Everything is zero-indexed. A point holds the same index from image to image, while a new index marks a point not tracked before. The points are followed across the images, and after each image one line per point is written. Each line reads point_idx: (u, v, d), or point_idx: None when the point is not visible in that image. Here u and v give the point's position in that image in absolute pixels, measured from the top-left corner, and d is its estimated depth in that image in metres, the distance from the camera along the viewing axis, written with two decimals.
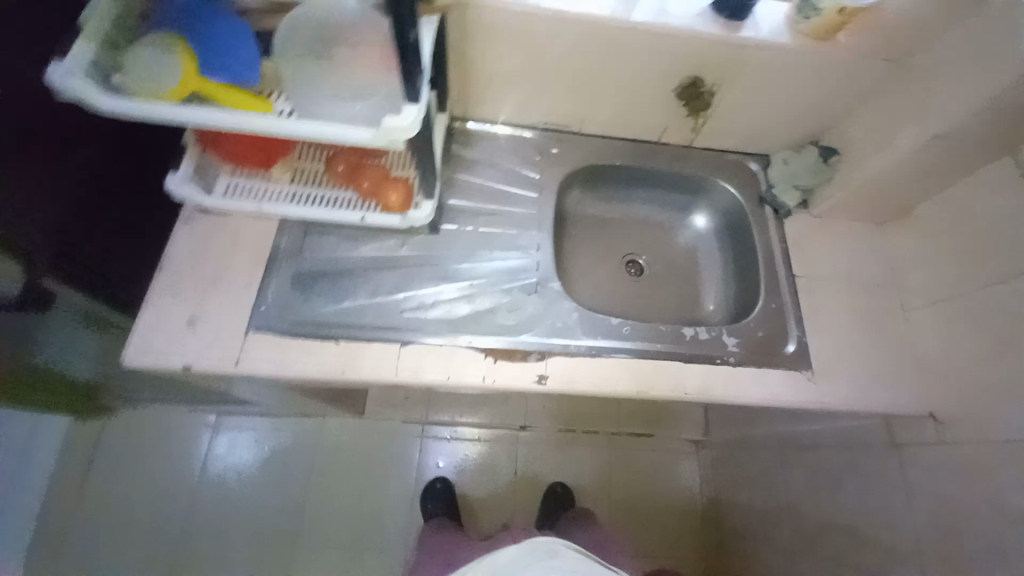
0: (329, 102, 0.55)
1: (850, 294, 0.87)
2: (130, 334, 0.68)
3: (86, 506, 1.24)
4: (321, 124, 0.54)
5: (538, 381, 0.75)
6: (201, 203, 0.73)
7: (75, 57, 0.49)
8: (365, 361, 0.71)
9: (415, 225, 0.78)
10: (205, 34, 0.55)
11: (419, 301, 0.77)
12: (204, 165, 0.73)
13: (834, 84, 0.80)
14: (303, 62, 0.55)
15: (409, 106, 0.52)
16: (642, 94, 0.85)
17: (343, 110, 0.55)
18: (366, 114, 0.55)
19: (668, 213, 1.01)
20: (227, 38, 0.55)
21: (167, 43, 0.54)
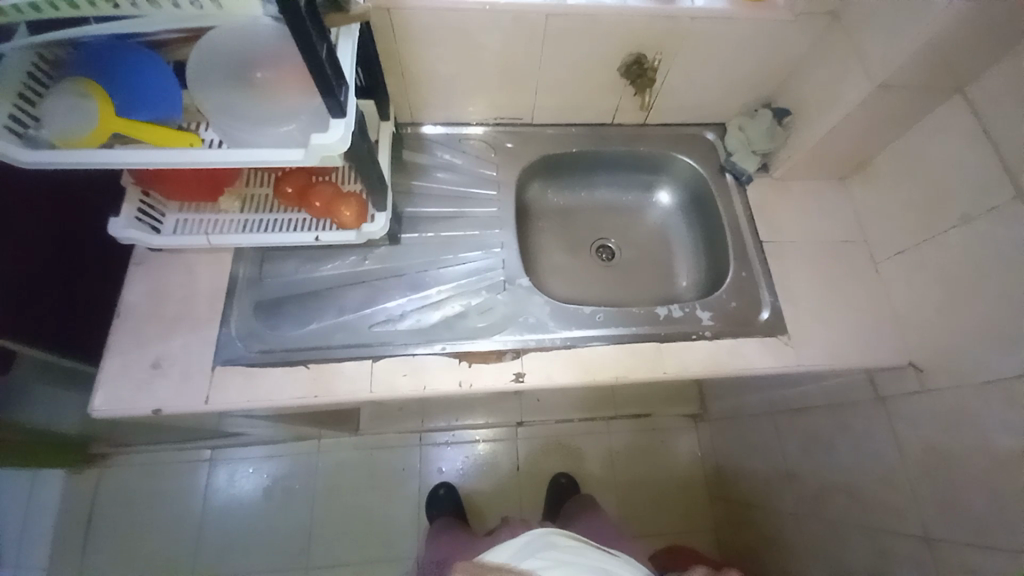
0: (258, 128, 0.54)
1: (819, 253, 0.86)
2: (95, 385, 0.67)
3: (92, 556, 1.24)
4: (251, 151, 0.52)
5: (516, 381, 0.73)
6: (151, 244, 0.72)
7: None
8: (337, 382, 0.70)
9: (374, 238, 0.77)
10: (121, 76, 0.54)
11: (386, 314, 0.76)
12: (150, 205, 0.72)
13: (776, 43, 0.79)
14: (225, 92, 0.54)
15: (336, 122, 0.51)
16: (586, 77, 0.83)
17: (272, 134, 0.54)
18: (295, 135, 0.54)
19: (632, 193, 1.00)
20: (144, 75, 0.54)
21: (82, 89, 0.52)
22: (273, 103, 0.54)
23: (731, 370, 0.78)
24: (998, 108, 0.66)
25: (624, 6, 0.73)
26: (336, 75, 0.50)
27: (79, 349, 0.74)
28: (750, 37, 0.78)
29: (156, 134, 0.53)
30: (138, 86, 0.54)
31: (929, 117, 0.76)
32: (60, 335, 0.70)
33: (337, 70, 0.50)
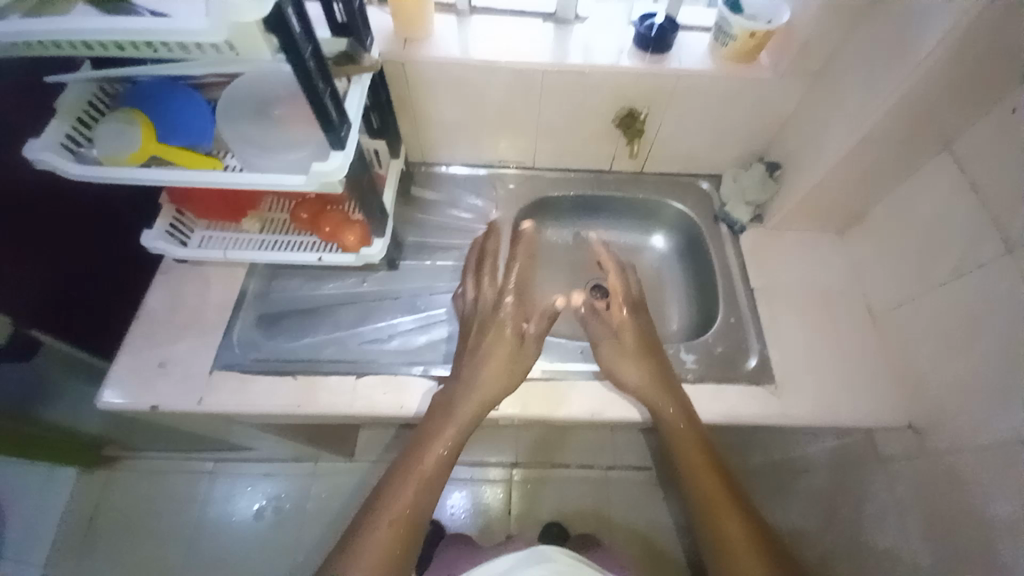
0: (270, 157, 0.62)
1: (811, 304, 0.86)
2: (106, 378, 0.73)
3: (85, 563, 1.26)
4: (261, 175, 0.60)
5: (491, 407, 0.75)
6: (176, 255, 0.80)
7: (51, 138, 0.57)
8: (320, 394, 0.74)
9: (372, 261, 0.83)
10: (162, 108, 0.63)
11: (377, 334, 0.81)
12: (180, 221, 0.81)
13: (761, 100, 0.84)
14: (247, 127, 0.63)
15: (336, 154, 0.58)
16: (582, 126, 0.90)
17: (282, 163, 0.62)
18: (301, 163, 0.61)
19: (629, 236, 1.03)
20: (183, 109, 0.64)
21: (129, 117, 0.62)
22: (287, 136, 0.62)
23: (712, 413, 0.77)
24: (977, 163, 0.67)
25: (615, 64, 0.80)
26: (338, 113, 0.57)
27: (96, 341, 0.82)
28: (737, 94, 0.83)
29: (182, 157, 0.62)
30: (176, 118, 0.64)
31: (917, 173, 0.77)
32: (75, 329, 0.78)
33: (340, 109, 0.58)
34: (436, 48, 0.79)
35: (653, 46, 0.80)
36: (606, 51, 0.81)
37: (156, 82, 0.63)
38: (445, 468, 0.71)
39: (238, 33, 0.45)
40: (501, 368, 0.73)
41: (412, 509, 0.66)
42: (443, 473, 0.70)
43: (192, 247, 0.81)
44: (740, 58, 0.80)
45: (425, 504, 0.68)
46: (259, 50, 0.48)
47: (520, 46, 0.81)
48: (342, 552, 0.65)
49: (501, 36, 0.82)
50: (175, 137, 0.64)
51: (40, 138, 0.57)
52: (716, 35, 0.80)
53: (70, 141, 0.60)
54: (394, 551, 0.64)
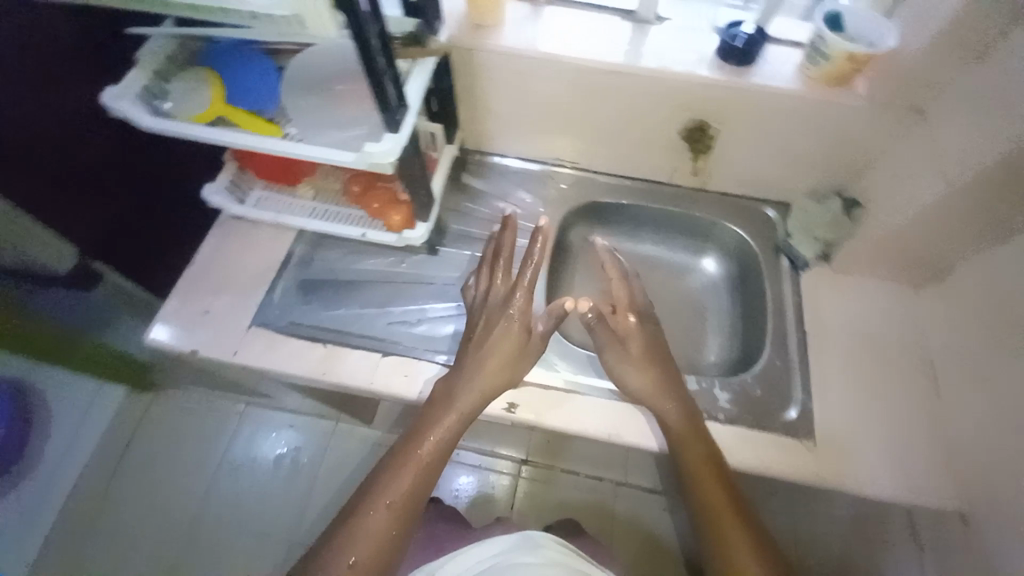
0: (326, 131, 0.62)
1: (869, 361, 0.78)
2: (155, 317, 0.78)
3: (124, 473, 1.38)
4: (314, 148, 0.60)
5: (506, 410, 0.74)
6: (233, 211, 0.83)
7: (129, 88, 0.60)
8: (343, 367, 0.75)
9: (412, 244, 0.84)
10: (233, 71, 0.65)
11: (407, 318, 0.81)
12: (240, 180, 0.84)
13: (849, 129, 0.77)
14: (310, 99, 0.64)
15: (389, 136, 0.58)
16: (647, 133, 0.85)
17: (336, 138, 0.62)
18: (354, 141, 0.61)
19: (678, 257, 0.98)
20: (252, 74, 0.65)
21: (202, 77, 0.64)
22: (346, 112, 0.62)
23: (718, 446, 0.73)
24: None
25: (690, 73, 0.75)
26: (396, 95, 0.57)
27: (144, 275, 0.88)
28: (822, 119, 0.76)
29: (245, 122, 0.63)
30: (244, 82, 0.65)
31: None
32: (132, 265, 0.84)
33: (401, 94, 0.57)
34: (505, 34, 0.77)
35: (736, 57, 0.75)
36: (684, 57, 0.76)
37: (232, 47, 0.65)
38: (443, 454, 0.70)
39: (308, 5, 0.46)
40: (499, 363, 0.71)
41: (409, 489, 0.66)
42: (443, 457, 0.70)
43: (245, 205, 0.83)
44: (831, 80, 0.73)
45: (422, 485, 0.67)
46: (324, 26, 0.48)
47: (592, 42, 0.78)
48: (340, 524, 0.66)
49: (575, 29, 0.79)
50: (242, 100, 0.65)
51: (121, 87, 0.60)
52: (809, 52, 0.73)
53: (143, 91, 0.62)
54: (390, 528, 0.64)
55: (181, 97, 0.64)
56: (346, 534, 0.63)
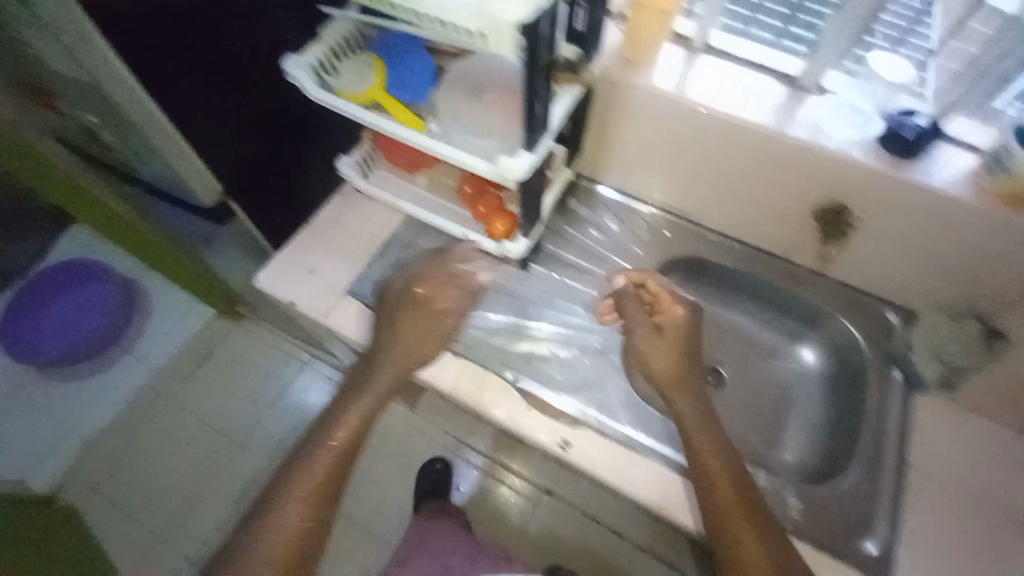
0: (465, 137, 0.65)
1: (975, 517, 0.68)
2: (268, 263, 0.85)
3: (192, 385, 1.51)
4: (451, 149, 0.63)
5: (560, 446, 0.71)
6: (356, 184, 0.89)
7: (307, 58, 0.66)
8: (412, 357, 0.77)
9: (508, 255, 0.84)
10: (396, 62, 0.69)
11: (483, 326, 0.82)
12: (370, 158, 0.89)
13: (1018, 254, 0.67)
14: (459, 104, 0.66)
15: (526, 154, 0.59)
16: (777, 203, 0.80)
17: (472, 145, 0.64)
18: (491, 152, 0.62)
19: (773, 338, 0.91)
20: (412, 69, 0.69)
21: (369, 61, 0.69)
22: (489, 124, 0.64)
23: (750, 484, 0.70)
24: None
25: (845, 155, 0.69)
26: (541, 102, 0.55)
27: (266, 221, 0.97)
28: (987, 236, 0.68)
29: (396, 112, 0.67)
30: (403, 75, 0.69)
31: None
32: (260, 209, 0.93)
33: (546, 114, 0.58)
34: (656, 76, 0.76)
35: (901, 147, 0.68)
36: (841, 136, 0.71)
37: (402, 40, 0.69)
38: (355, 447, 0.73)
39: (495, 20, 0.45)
40: (416, 344, 0.75)
41: (319, 482, 0.69)
42: (356, 449, 0.73)
43: (367, 180, 0.89)
44: (1012, 197, 0.65)
45: (330, 489, 0.71)
46: (502, 45, 0.47)
47: (744, 100, 0.74)
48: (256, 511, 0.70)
49: (728, 83, 0.76)
50: (399, 91, 0.69)
51: (300, 55, 0.66)
52: (992, 160, 0.65)
53: (318, 65, 0.68)
54: (301, 530, 0.68)
55: (348, 77, 0.69)
56: (254, 540, 0.67)
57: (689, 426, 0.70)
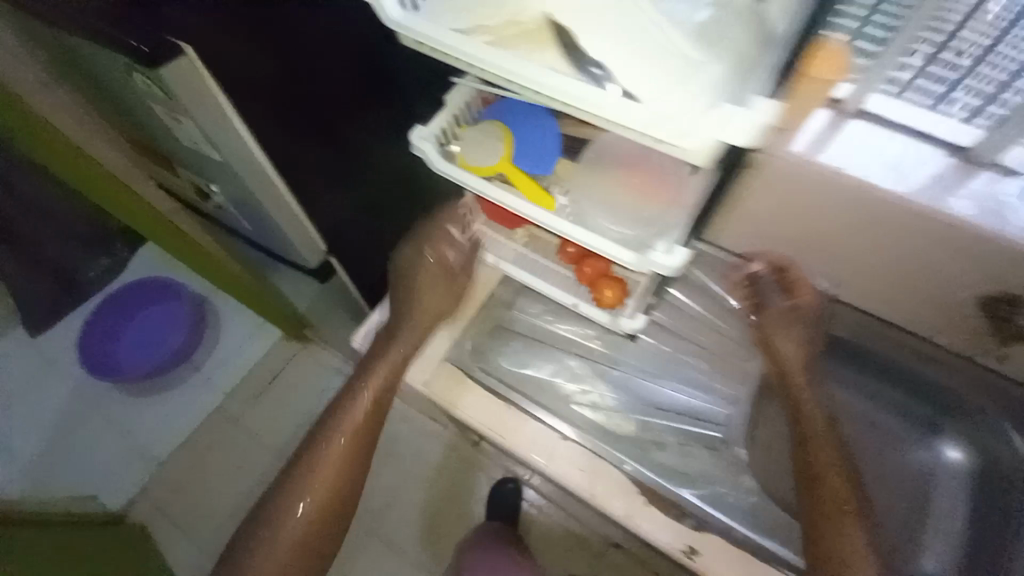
0: (602, 221, 0.60)
1: None
2: (365, 322, 0.83)
3: (255, 408, 1.50)
4: (588, 235, 0.57)
5: (684, 555, 0.65)
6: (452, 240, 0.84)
7: (433, 130, 0.63)
8: (524, 441, 0.72)
9: (618, 325, 0.76)
10: (522, 132, 0.64)
11: (592, 408, 0.76)
12: (466, 209, 0.82)
13: None
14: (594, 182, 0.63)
15: (680, 250, 0.53)
16: (936, 287, 0.70)
17: (610, 231, 0.59)
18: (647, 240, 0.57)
19: (903, 429, 0.84)
20: (539, 138, 0.64)
21: (494, 129, 0.64)
22: (636, 213, 0.60)
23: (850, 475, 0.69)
24: None
25: None
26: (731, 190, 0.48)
27: None
28: None
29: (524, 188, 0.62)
30: (529, 144, 0.64)
31: None
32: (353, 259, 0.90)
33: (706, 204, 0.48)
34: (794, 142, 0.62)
35: None
36: None
37: (529, 107, 0.65)
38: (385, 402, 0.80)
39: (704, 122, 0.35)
40: (438, 305, 0.79)
41: (352, 432, 0.78)
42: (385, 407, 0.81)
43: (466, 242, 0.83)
44: None
45: (377, 419, 0.79)
46: (697, 152, 0.37)
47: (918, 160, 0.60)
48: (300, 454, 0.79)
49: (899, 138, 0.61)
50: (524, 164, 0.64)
51: (426, 127, 0.62)
52: None
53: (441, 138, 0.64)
54: (342, 467, 0.77)
55: (471, 148, 0.64)
56: (303, 474, 0.77)
57: (812, 436, 0.68)
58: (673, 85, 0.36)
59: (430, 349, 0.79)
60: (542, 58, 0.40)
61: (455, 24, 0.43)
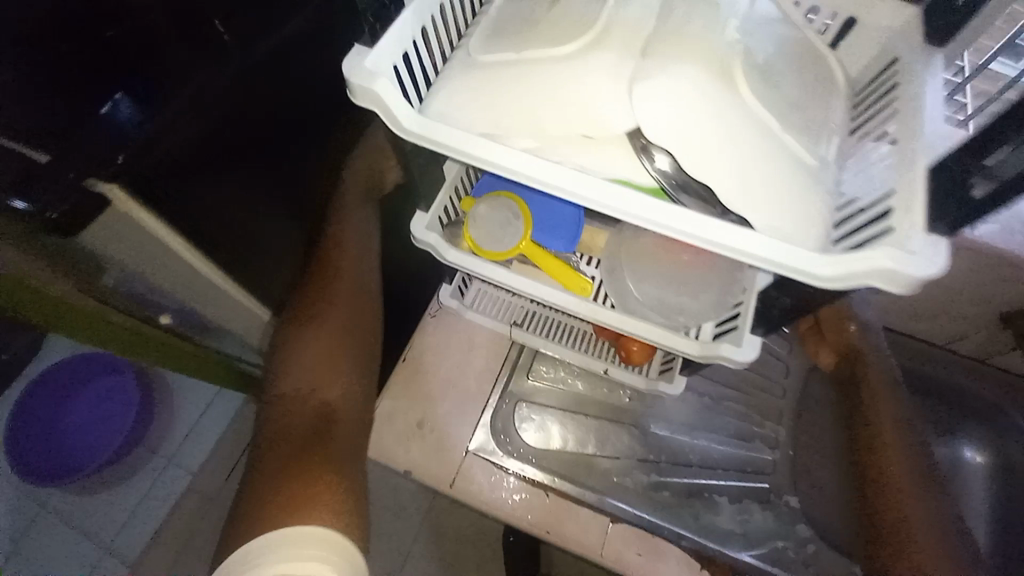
0: (645, 307, 0.55)
1: None
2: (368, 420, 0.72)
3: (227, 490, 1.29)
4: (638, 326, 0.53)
5: None
6: (454, 310, 0.74)
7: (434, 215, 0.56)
8: (570, 529, 0.67)
9: (654, 383, 0.71)
10: (539, 208, 0.57)
11: (629, 476, 0.70)
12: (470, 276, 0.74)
13: None
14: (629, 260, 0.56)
15: (750, 349, 0.50)
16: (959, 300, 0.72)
17: (655, 317, 0.55)
18: (680, 318, 0.54)
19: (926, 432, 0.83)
20: (557, 214, 0.56)
21: (506, 205, 0.55)
22: (687, 294, 0.54)
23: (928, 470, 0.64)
24: None
25: None
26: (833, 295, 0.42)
27: None
28: None
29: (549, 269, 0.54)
30: (548, 221, 0.56)
31: None
32: None
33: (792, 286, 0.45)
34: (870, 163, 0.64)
35: None
36: None
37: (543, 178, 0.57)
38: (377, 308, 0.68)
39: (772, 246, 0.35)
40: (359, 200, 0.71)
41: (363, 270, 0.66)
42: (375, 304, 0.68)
43: (471, 311, 0.73)
44: None
45: (356, 285, 0.67)
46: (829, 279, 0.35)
47: None
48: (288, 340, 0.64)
49: None
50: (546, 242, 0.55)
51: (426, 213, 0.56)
52: None
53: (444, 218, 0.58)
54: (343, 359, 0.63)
55: (482, 230, 0.55)
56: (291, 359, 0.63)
57: (883, 448, 0.65)
58: (752, 208, 0.38)
59: (450, 441, 0.71)
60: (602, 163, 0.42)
61: (479, 127, 0.43)
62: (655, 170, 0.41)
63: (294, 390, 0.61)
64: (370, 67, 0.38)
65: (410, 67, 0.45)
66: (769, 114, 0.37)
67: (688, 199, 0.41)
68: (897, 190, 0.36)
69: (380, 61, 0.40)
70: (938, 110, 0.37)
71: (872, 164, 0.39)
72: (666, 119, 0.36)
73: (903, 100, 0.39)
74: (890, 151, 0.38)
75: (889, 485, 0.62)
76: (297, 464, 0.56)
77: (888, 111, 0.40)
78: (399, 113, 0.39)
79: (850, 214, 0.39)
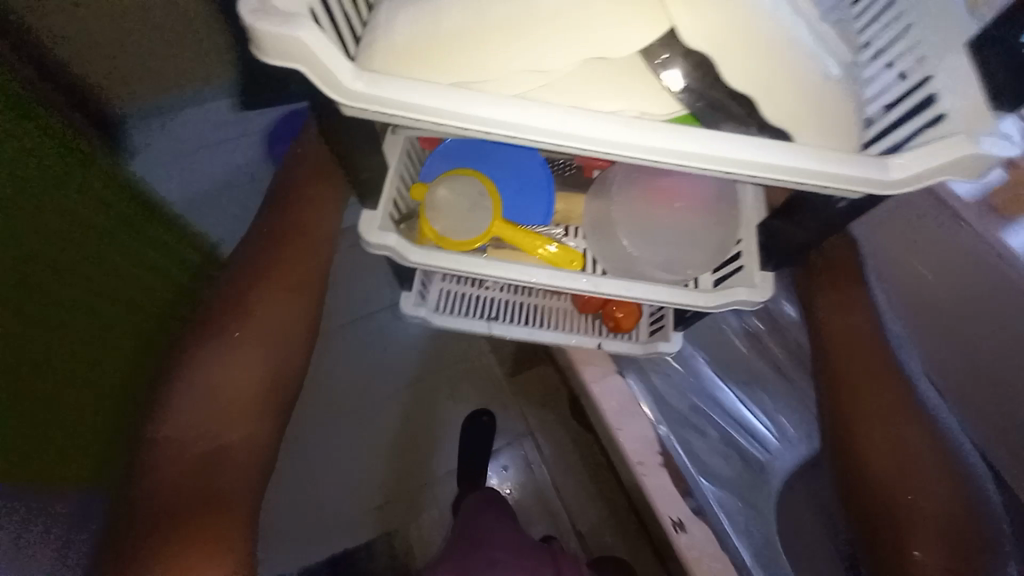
0: (645, 273, 0.65)
1: None
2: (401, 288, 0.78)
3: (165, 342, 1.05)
4: (633, 284, 0.62)
5: (674, 525, 0.68)
6: (426, 310, 0.77)
7: (384, 211, 0.62)
8: (632, 430, 0.73)
9: (637, 336, 0.76)
10: (506, 183, 0.68)
11: (671, 389, 0.84)
12: (428, 280, 0.78)
13: None
14: (605, 241, 0.67)
15: (752, 292, 0.58)
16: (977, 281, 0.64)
17: (652, 278, 0.64)
18: (687, 270, 0.63)
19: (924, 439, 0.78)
20: (527, 185, 0.68)
21: (469, 186, 0.65)
22: (684, 247, 0.65)
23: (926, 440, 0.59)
24: None
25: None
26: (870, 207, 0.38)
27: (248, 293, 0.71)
28: None
29: (537, 251, 0.65)
30: (522, 194, 0.67)
31: None
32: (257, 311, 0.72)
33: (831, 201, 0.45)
34: None
35: None
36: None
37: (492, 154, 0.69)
38: (292, 383, 0.69)
39: (789, 153, 0.36)
40: (303, 233, 0.71)
41: (267, 363, 0.66)
42: (287, 370, 0.67)
43: (440, 315, 0.79)
44: None
45: (274, 338, 0.67)
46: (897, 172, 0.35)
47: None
48: (145, 455, 0.61)
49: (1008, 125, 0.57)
50: (519, 216, 0.67)
51: (375, 216, 0.61)
52: None
53: (396, 213, 0.67)
54: (254, 443, 0.63)
55: (455, 217, 0.64)
56: (147, 483, 0.59)
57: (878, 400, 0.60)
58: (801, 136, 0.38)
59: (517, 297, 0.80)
60: (615, 102, 0.40)
61: (451, 73, 0.38)
62: (679, 92, 0.40)
63: (184, 435, 0.60)
64: (283, 13, 0.34)
65: (330, 10, 0.40)
66: (806, 14, 0.37)
67: (722, 121, 0.39)
68: (937, 76, 0.38)
69: (290, 6, 0.35)
70: (962, 14, 0.39)
71: (896, 78, 0.42)
72: (706, 32, 0.34)
73: (911, 12, 0.41)
74: (913, 62, 0.40)
75: (898, 447, 0.58)
76: (186, 526, 0.56)
77: (907, 35, 0.41)
78: (335, 69, 0.35)
79: (879, 119, 0.42)
